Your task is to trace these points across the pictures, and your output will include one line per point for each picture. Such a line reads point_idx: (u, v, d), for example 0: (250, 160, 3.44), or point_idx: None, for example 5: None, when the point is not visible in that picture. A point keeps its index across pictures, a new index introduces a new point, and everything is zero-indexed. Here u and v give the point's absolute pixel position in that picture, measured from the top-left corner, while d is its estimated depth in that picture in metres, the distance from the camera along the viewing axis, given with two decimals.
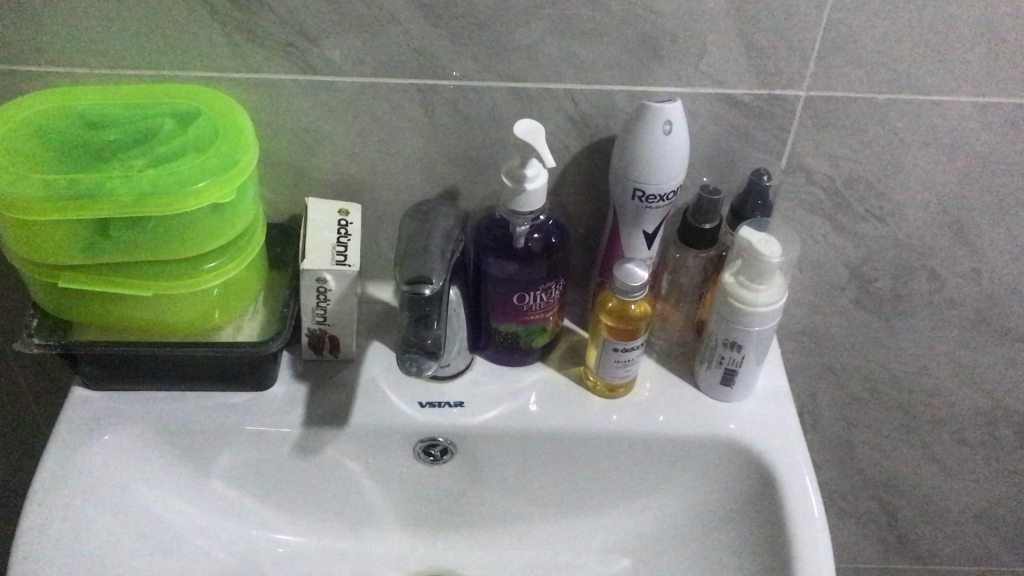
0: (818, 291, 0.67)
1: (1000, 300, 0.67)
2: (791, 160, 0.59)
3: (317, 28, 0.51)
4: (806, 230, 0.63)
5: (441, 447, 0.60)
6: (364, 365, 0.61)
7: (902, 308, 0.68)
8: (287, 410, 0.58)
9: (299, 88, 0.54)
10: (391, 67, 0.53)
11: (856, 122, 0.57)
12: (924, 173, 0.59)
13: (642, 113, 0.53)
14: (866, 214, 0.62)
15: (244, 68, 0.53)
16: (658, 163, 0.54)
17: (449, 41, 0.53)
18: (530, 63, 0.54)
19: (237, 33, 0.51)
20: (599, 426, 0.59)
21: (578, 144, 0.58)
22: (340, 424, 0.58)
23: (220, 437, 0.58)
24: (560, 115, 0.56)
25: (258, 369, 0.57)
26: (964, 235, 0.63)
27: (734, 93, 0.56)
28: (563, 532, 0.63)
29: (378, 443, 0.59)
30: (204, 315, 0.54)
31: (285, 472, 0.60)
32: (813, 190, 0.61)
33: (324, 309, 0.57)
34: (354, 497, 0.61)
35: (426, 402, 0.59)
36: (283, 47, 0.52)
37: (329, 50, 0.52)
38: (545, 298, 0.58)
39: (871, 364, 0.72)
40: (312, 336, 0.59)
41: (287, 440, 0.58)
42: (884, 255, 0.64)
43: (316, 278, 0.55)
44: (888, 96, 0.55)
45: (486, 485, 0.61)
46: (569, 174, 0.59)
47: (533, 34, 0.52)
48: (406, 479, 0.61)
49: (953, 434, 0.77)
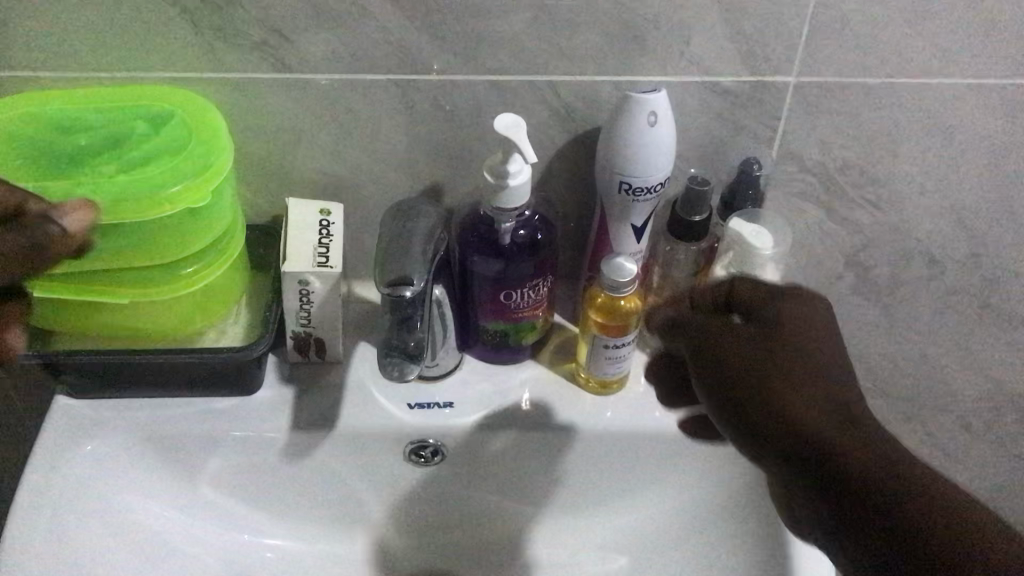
0: (814, 280, 0.66)
1: (999, 282, 0.66)
2: (781, 148, 0.58)
3: (291, 25, 0.51)
4: (800, 219, 0.62)
5: (431, 448, 0.60)
6: (352, 367, 0.61)
7: (901, 295, 0.67)
8: (273, 413, 0.58)
9: (276, 87, 0.54)
10: (368, 64, 0.53)
11: (846, 107, 0.55)
12: (916, 156, 0.58)
13: (625, 104, 0.51)
14: (859, 201, 0.61)
15: (221, 67, 0.53)
16: (647, 153, 0.52)
17: (425, 36, 0.52)
18: (509, 55, 0.53)
19: (210, 33, 0.51)
20: (593, 423, 0.59)
21: (562, 137, 0.57)
22: (329, 426, 0.58)
23: (208, 443, 0.58)
24: (542, 108, 0.55)
25: (244, 372, 0.57)
26: (960, 219, 0.62)
27: (721, 81, 0.54)
28: (558, 527, 0.64)
29: (366, 446, 0.59)
30: (186, 319, 0.54)
31: (276, 476, 0.60)
32: (805, 179, 0.59)
33: (308, 311, 0.57)
34: (345, 494, 0.62)
35: (415, 403, 0.59)
36: (258, 45, 0.52)
37: (305, 47, 0.52)
38: (533, 296, 0.57)
39: (873, 352, 0.71)
40: (297, 339, 0.59)
41: (275, 444, 0.58)
42: (879, 241, 0.63)
43: (298, 280, 0.54)
44: (880, 80, 0.54)
45: (479, 483, 0.62)
46: (554, 168, 0.58)
47: (510, 25, 0.51)
48: (397, 482, 0.61)
49: (960, 423, 0.76)
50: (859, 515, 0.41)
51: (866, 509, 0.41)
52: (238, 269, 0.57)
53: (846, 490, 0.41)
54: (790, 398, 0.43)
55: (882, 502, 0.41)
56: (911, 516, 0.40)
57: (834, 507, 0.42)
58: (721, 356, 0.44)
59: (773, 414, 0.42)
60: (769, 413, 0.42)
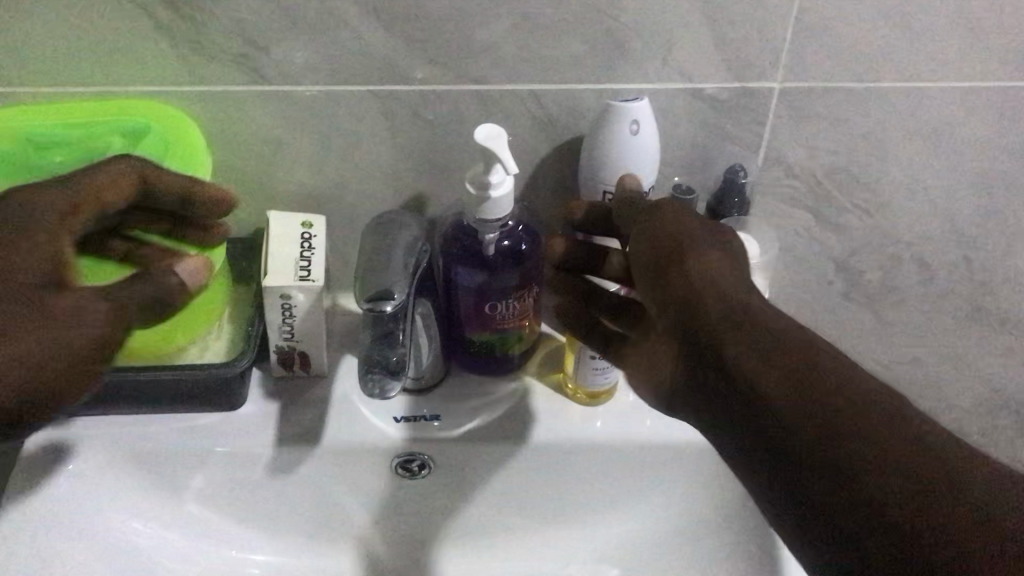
0: (804, 286, 0.65)
1: (991, 286, 0.65)
2: (768, 155, 0.57)
3: (269, 37, 0.50)
4: (788, 225, 0.61)
5: (419, 462, 0.59)
6: (337, 381, 0.60)
7: (892, 300, 0.66)
8: (258, 428, 0.58)
9: (255, 100, 0.53)
10: (348, 75, 0.52)
11: (833, 112, 0.55)
12: (904, 161, 0.57)
13: (607, 113, 0.51)
14: (847, 206, 0.60)
15: (198, 80, 0.52)
16: (630, 162, 0.51)
17: (405, 46, 0.51)
18: (490, 64, 0.52)
19: (187, 46, 0.50)
20: (582, 434, 0.58)
21: (546, 145, 0.56)
22: (314, 441, 0.57)
23: (192, 460, 0.58)
24: (525, 117, 0.54)
25: (227, 387, 0.57)
26: (951, 223, 0.61)
27: (705, 88, 0.53)
28: (548, 539, 0.63)
29: (352, 461, 0.58)
30: (165, 338, 0.53)
31: (263, 491, 0.59)
32: (793, 185, 0.59)
33: (291, 325, 0.56)
34: (332, 508, 0.61)
35: (402, 416, 0.59)
36: (236, 58, 0.51)
37: (283, 59, 0.51)
38: (518, 307, 0.56)
39: (865, 356, 0.70)
40: (281, 353, 0.58)
41: (260, 460, 0.58)
42: (869, 246, 0.63)
43: (280, 294, 0.53)
44: (866, 84, 0.53)
45: (467, 497, 0.61)
46: (538, 177, 0.58)
47: (491, 34, 0.51)
48: (384, 496, 0.60)
49: (954, 427, 0.76)
50: (777, 387, 0.36)
51: (793, 384, 0.35)
52: (221, 289, 0.56)
53: (791, 393, 0.35)
54: (723, 284, 0.40)
55: (838, 411, 0.34)
56: (843, 398, 0.35)
57: (785, 424, 0.35)
58: (656, 223, 0.43)
59: (698, 286, 0.39)
60: (698, 282, 0.39)
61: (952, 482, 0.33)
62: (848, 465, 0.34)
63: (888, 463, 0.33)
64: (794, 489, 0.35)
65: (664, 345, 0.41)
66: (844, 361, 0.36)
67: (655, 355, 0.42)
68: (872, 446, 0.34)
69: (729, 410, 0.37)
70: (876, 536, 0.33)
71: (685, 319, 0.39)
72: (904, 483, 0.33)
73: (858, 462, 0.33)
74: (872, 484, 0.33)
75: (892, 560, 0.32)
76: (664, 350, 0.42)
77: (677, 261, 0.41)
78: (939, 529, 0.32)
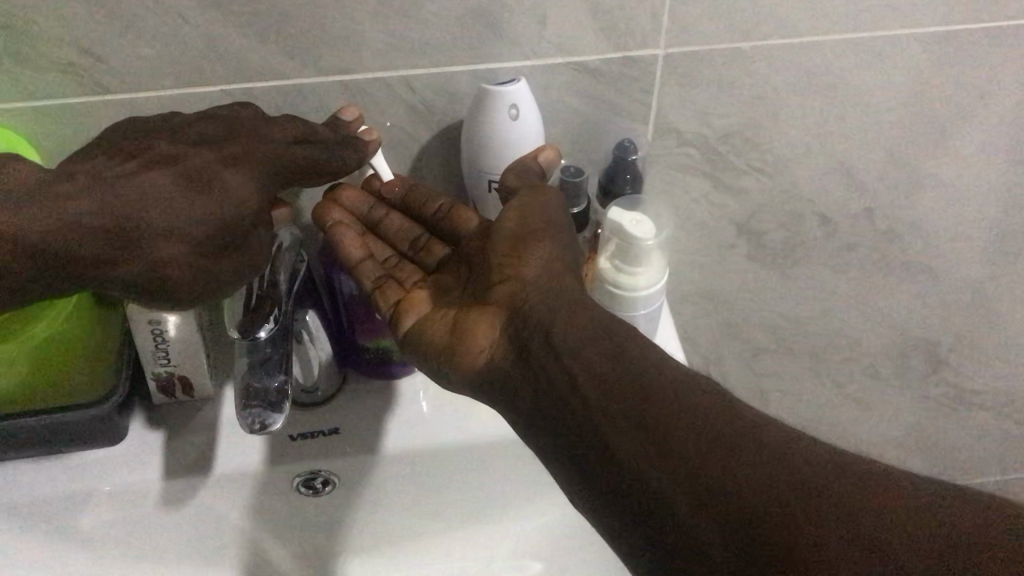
0: (706, 249, 0.64)
1: (896, 235, 0.64)
2: (657, 123, 0.55)
3: (99, 42, 0.45)
4: (685, 190, 0.59)
5: (321, 479, 0.55)
6: (226, 400, 0.56)
7: (797, 257, 0.65)
8: (142, 462, 0.53)
9: (97, 111, 0.48)
10: (195, 76, 0.47)
11: (722, 76, 0.52)
12: (799, 118, 0.55)
13: (483, 98, 0.48)
14: (746, 167, 0.58)
15: (27, 96, 0.47)
16: (512, 149, 0.49)
17: (255, 41, 0.47)
18: (352, 53, 0.48)
19: (5, 57, 0.45)
20: (495, 434, 0.55)
21: (424, 132, 0.53)
22: (205, 471, 0.53)
23: (74, 503, 0.52)
24: (397, 105, 0.51)
25: (106, 424, 0.52)
26: (852, 176, 0.60)
27: (585, 60, 0.50)
28: (466, 540, 0.61)
29: (249, 486, 0.54)
30: (27, 393, 0.50)
31: (156, 530, 0.55)
32: (687, 151, 0.57)
33: (166, 350, 0.51)
34: (235, 537, 0.57)
35: (297, 434, 0.54)
36: (64, 67, 0.46)
37: (121, 65, 0.46)
38: None
39: (774, 313, 0.69)
40: (159, 381, 0.53)
41: (149, 495, 0.53)
42: (769, 205, 0.61)
43: (149, 320, 0.49)
44: (752, 43, 0.51)
45: (376, 505, 0.58)
46: (420, 164, 0.55)
47: (349, 21, 0.46)
48: (288, 516, 0.57)
49: (868, 371, 0.75)
50: (614, 376, 0.39)
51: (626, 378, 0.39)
52: (106, 352, 0.52)
53: (620, 383, 0.39)
54: (564, 282, 0.45)
55: (667, 400, 0.38)
56: (676, 407, 0.37)
57: (617, 404, 0.38)
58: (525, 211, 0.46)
59: (551, 275, 0.45)
60: (548, 280, 0.44)
61: (794, 462, 0.35)
62: (667, 448, 0.36)
63: (708, 465, 0.35)
64: (627, 465, 0.37)
65: (494, 316, 0.45)
66: (668, 362, 0.40)
67: (476, 326, 0.45)
68: (702, 444, 0.36)
69: (562, 393, 0.40)
70: (710, 510, 0.35)
71: (530, 305, 0.44)
72: (742, 469, 0.35)
73: (690, 444, 0.36)
74: (711, 473, 0.35)
75: (729, 533, 0.34)
76: (487, 325, 0.44)
77: (525, 250, 0.46)
78: (774, 497, 0.34)
